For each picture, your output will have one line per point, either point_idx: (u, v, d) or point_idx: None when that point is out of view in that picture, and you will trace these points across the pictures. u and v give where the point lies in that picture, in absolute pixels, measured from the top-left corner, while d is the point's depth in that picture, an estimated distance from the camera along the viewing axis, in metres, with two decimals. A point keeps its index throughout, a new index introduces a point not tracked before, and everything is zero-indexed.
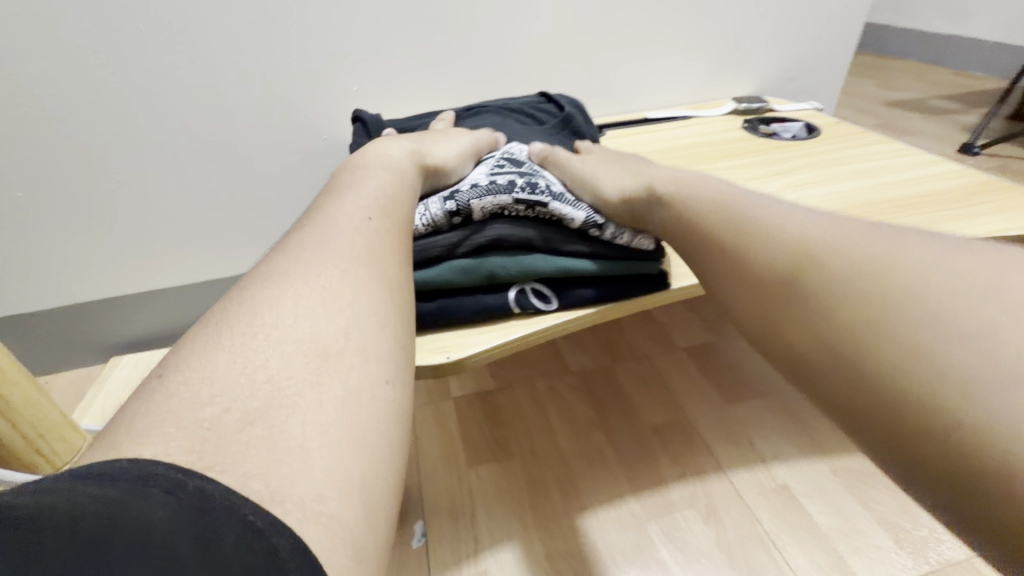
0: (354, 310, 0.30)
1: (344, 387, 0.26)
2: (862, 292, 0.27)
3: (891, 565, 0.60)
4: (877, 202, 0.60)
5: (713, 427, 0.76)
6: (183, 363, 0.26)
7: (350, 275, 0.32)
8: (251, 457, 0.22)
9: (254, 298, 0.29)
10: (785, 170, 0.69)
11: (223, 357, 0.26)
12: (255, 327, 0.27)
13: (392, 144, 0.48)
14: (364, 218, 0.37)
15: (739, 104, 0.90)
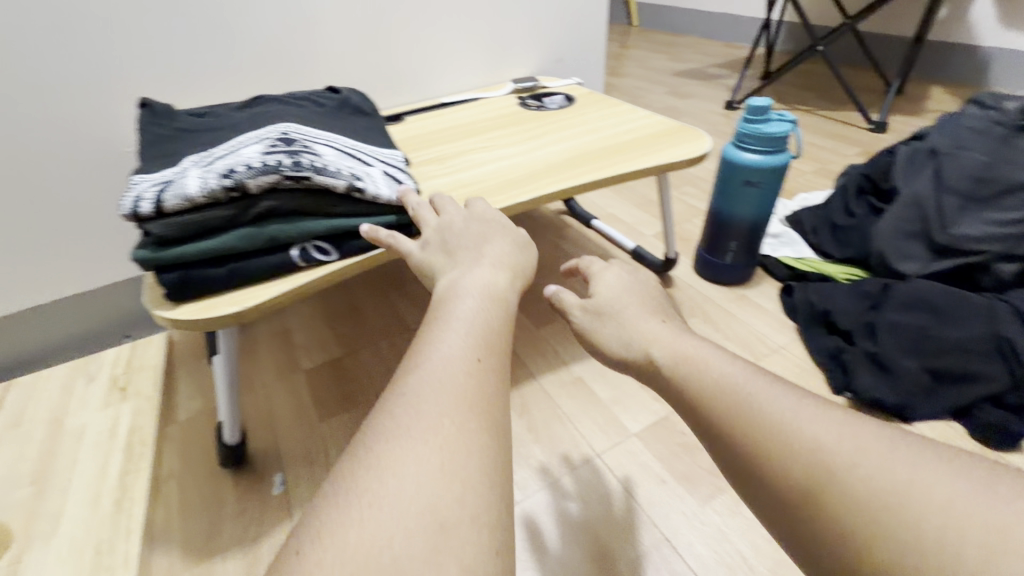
0: (469, 477, 0.31)
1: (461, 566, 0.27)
2: (863, 497, 0.31)
3: (648, 411, 0.81)
4: (589, 151, 0.81)
5: (525, 347, 0.95)
6: (318, 533, 0.28)
7: (461, 431, 0.33)
8: None
9: (375, 460, 0.31)
10: (534, 136, 0.89)
11: (354, 527, 0.28)
12: (377, 495, 0.29)
13: (476, 266, 0.47)
14: (472, 360, 0.37)
15: (516, 85, 1.08)
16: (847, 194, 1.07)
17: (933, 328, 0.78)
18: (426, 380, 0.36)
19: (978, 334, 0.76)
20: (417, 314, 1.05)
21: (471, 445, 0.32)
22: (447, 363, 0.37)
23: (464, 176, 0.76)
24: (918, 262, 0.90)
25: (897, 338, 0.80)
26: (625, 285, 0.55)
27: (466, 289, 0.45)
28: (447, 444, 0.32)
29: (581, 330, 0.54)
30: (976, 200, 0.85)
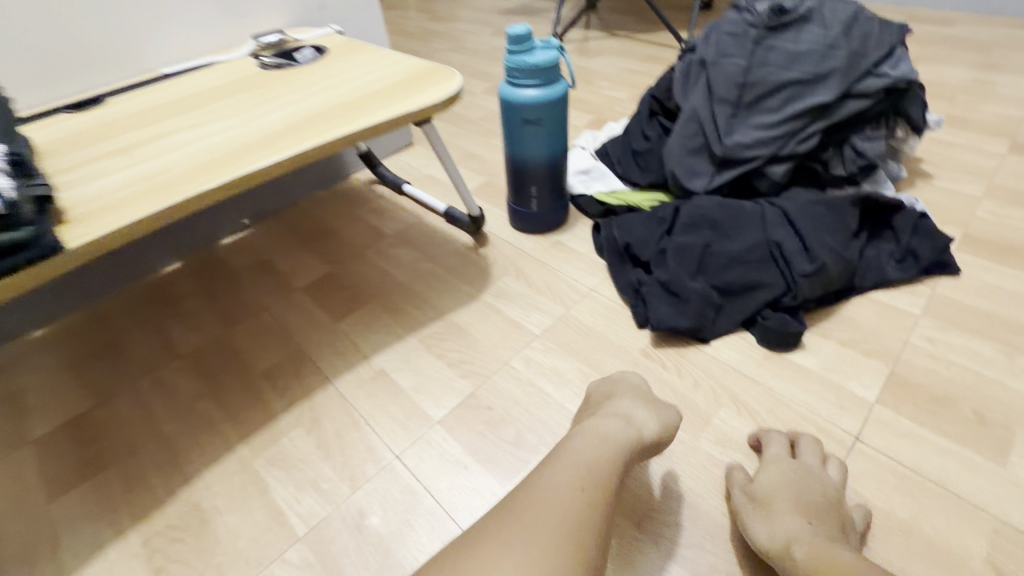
0: None
1: None
2: None
3: (454, 394, 0.74)
4: (324, 111, 0.70)
5: (322, 350, 0.83)
6: None
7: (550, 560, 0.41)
8: None
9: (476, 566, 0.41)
10: (265, 100, 0.75)
11: None
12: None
13: (658, 406, 0.61)
14: (578, 491, 0.47)
15: (257, 42, 0.90)
16: (643, 118, 1.04)
17: (716, 245, 0.79)
18: (529, 495, 0.47)
19: (753, 242, 0.78)
20: (194, 336, 0.88)
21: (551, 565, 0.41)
22: (554, 484, 0.47)
23: (150, 167, 0.60)
24: (704, 178, 0.89)
25: (687, 260, 0.79)
26: (789, 477, 0.56)
27: (608, 416, 0.57)
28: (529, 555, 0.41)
29: (738, 512, 0.56)
30: (743, 106, 0.86)
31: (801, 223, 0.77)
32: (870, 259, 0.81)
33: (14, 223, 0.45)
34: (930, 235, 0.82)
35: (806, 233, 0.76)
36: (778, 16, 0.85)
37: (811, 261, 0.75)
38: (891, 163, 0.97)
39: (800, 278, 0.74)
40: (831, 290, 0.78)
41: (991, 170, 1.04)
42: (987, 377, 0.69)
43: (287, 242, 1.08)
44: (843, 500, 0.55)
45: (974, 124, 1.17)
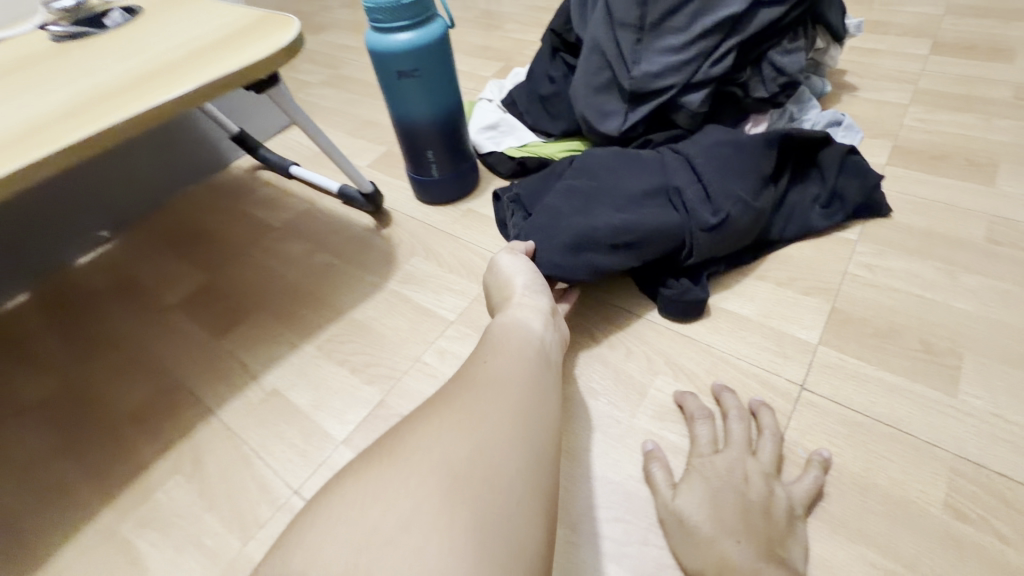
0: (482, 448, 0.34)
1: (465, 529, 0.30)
2: None
3: (359, 405, 0.64)
4: (120, 89, 0.55)
5: (201, 373, 0.69)
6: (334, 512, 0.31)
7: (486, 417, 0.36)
8: None
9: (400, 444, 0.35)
10: (47, 82, 0.58)
11: (371, 500, 0.31)
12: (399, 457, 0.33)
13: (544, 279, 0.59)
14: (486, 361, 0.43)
15: (50, 9, 0.71)
16: (546, 58, 0.93)
17: (612, 186, 0.66)
18: (462, 384, 0.40)
19: (651, 184, 0.66)
20: (39, 378, 0.72)
21: (517, 429, 0.36)
22: (494, 371, 0.41)
23: None
24: (617, 117, 0.79)
25: (578, 202, 0.65)
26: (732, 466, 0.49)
27: (525, 313, 0.52)
28: (480, 430, 0.35)
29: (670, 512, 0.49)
30: (647, 30, 0.75)
31: (706, 168, 0.66)
32: (792, 205, 0.71)
33: None
34: (860, 173, 0.71)
35: (708, 179, 0.65)
36: None
37: (713, 211, 0.64)
38: (813, 78, 0.90)
39: (699, 231, 0.63)
40: (738, 246, 0.67)
41: (914, 74, 0.98)
42: (929, 299, 0.64)
43: (156, 247, 0.90)
44: (773, 486, 0.48)
45: (894, 28, 1.11)
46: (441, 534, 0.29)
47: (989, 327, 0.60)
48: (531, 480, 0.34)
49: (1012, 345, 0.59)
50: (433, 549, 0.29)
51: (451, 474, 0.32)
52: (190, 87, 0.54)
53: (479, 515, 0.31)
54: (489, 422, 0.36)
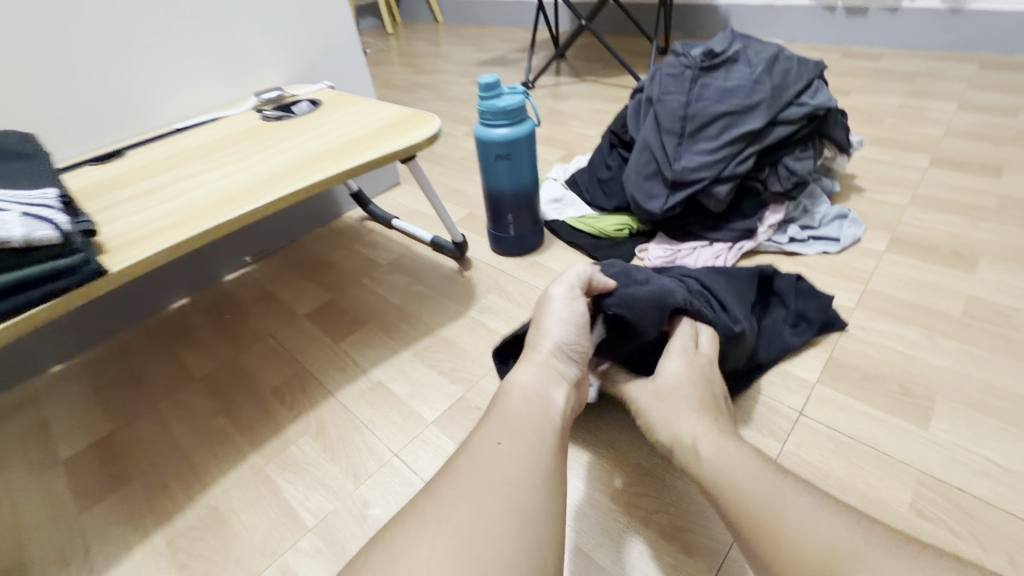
0: (482, 561, 0.39)
1: None
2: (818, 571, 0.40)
3: (446, 397, 0.82)
4: (320, 155, 0.81)
5: (325, 367, 0.90)
6: None
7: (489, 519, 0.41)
8: None
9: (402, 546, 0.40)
10: (267, 147, 0.85)
11: None
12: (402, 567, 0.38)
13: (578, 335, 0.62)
14: (496, 446, 0.48)
15: (258, 99, 1.02)
16: (604, 152, 1.17)
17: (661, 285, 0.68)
18: (459, 482, 0.44)
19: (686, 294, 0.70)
20: (206, 361, 0.95)
21: (518, 532, 0.41)
22: (495, 462, 0.46)
23: (172, 205, 0.69)
24: (660, 199, 1.00)
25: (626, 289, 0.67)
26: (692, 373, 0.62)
27: (541, 380, 0.57)
28: (476, 543, 0.40)
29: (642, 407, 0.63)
30: (686, 136, 0.99)
31: (714, 286, 0.75)
32: (768, 330, 0.80)
33: (71, 250, 0.53)
34: (812, 296, 0.84)
35: (719, 293, 0.73)
36: (710, 59, 1.01)
37: (732, 320, 0.71)
38: (823, 180, 1.11)
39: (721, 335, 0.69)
40: (738, 360, 0.74)
41: (915, 182, 1.17)
42: (912, 356, 0.78)
43: (290, 274, 1.15)
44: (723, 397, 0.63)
45: (900, 144, 1.32)
46: None
47: (960, 380, 0.74)
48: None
49: (979, 396, 0.72)
50: None
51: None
52: (369, 158, 0.79)
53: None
54: (491, 524, 0.41)
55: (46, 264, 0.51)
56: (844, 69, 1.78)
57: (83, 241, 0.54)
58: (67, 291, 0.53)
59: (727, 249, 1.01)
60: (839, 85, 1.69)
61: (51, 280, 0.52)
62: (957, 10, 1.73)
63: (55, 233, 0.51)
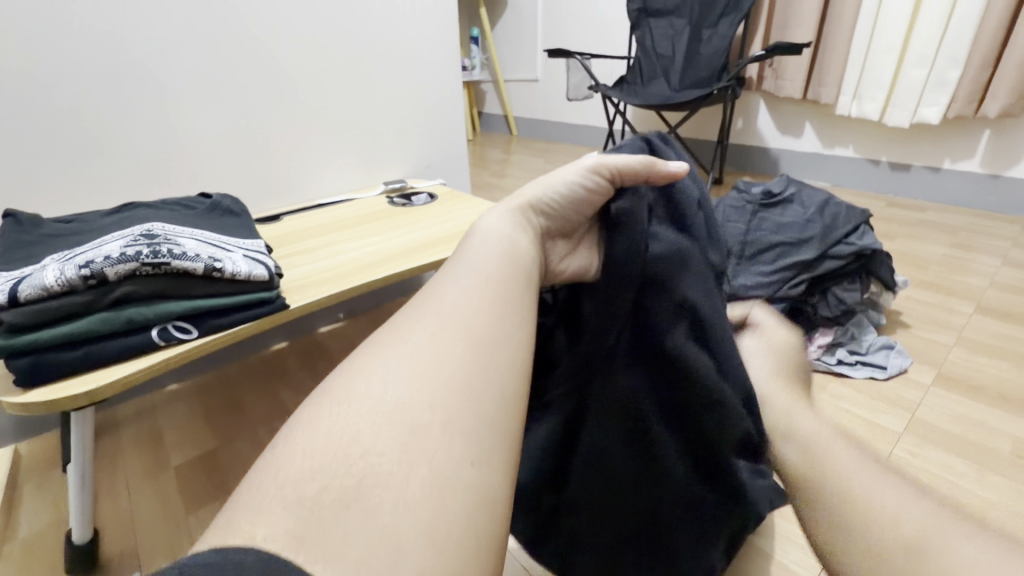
0: (448, 391, 0.32)
1: (434, 469, 0.28)
2: (843, 477, 0.41)
3: None
4: (440, 237, 0.98)
5: None
6: (285, 444, 0.29)
7: (457, 348, 0.34)
8: (351, 545, 0.24)
9: (354, 375, 0.33)
10: (398, 226, 1.04)
11: (324, 427, 0.29)
12: (351, 393, 0.31)
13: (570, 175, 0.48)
14: (475, 282, 0.39)
15: (386, 187, 1.25)
16: None
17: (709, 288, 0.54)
18: (418, 313, 0.37)
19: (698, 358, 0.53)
20: (299, 398, 1.07)
21: (473, 377, 0.33)
22: (457, 300, 0.38)
23: (329, 262, 0.87)
24: None
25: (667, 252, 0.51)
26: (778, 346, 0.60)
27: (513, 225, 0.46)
28: (444, 377, 0.32)
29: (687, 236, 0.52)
30: (744, 259, 1.12)
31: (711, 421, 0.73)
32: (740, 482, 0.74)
33: (270, 287, 0.69)
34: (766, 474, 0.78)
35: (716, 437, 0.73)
36: (769, 198, 1.18)
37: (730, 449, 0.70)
38: (871, 312, 1.21)
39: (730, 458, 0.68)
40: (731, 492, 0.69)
41: (960, 325, 1.25)
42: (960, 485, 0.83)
43: None
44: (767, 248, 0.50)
45: (944, 289, 1.42)
46: (400, 485, 0.27)
47: (1008, 513, 0.78)
48: (492, 414, 0.32)
49: None
50: (392, 492, 0.27)
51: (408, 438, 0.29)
52: None
53: (445, 470, 0.28)
54: (441, 364, 0.33)
55: (252, 294, 0.67)
56: (889, 216, 1.94)
57: (278, 281, 0.70)
58: (260, 318, 0.68)
59: None
60: (884, 229, 1.83)
61: (252, 306, 0.68)
62: (996, 176, 1.89)
63: (265, 273, 0.68)
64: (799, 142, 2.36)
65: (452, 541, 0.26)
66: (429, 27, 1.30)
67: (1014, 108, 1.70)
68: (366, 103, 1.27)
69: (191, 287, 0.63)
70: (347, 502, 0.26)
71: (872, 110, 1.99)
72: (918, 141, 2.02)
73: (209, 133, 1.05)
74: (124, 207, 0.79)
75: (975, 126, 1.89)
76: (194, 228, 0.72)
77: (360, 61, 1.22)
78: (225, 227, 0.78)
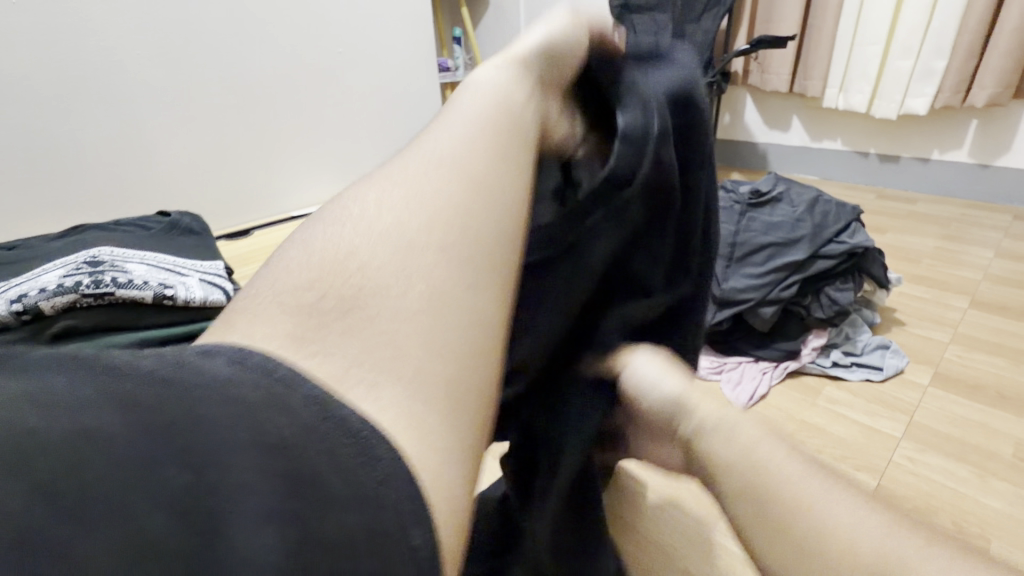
0: (440, 237, 0.35)
1: (419, 289, 0.33)
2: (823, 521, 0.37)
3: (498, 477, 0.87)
4: None
5: None
6: (282, 271, 0.34)
7: (447, 195, 0.37)
8: (342, 344, 0.29)
9: (346, 214, 0.37)
10: None
11: (323, 247, 0.34)
12: (344, 222, 0.36)
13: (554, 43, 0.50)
14: (467, 131, 0.42)
15: None
16: None
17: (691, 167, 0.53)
18: (415, 161, 0.40)
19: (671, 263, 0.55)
20: None
21: (463, 217, 0.36)
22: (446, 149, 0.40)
23: None
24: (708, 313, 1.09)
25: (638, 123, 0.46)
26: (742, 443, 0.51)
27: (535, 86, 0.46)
28: (440, 224, 0.35)
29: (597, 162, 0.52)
30: (735, 260, 1.09)
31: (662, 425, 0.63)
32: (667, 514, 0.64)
33: None
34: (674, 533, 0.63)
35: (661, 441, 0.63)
36: (757, 197, 1.15)
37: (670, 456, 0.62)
38: (864, 311, 1.18)
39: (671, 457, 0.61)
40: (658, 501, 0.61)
41: (955, 321, 1.22)
42: (962, 493, 0.80)
43: None
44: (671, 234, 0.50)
45: (938, 284, 1.39)
46: (397, 300, 0.32)
47: (1011, 523, 0.75)
48: (481, 259, 0.36)
49: None
50: (391, 309, 0.31)
51: (400, 285, 0.32)
52: None
53: (448, 312, 0.32)
54: (419, 211, 0.36)
55: (209, 322, 0.63)
56: (879, 209, 1.91)
57: None
58: None
59: (772, 367, 1.07)
60: (875, 222, 1.81)
61: None
62: (986, 166, 1.87)
63: (222, 298, 0.63)
64: (786, 135, 2.34)
65: (443, 366, 0.31)
66: (400, 30, 1.26)
67: (1001, 97, 1.68)
68: (339, 110, 1.22)
69: (139, 317, 0.58)
70: (344, 310, 0.31)
71: (859, 102, 1.97)
72: (906, 132, 2.00)
73: (172, 148, 1.01)
74: (77, 229, 0.75)
75: (962, 116, 1.86)
76: (144, 251, 0.68)
77: (332, 66, 1.18)
78: (182, 248, 0.73)
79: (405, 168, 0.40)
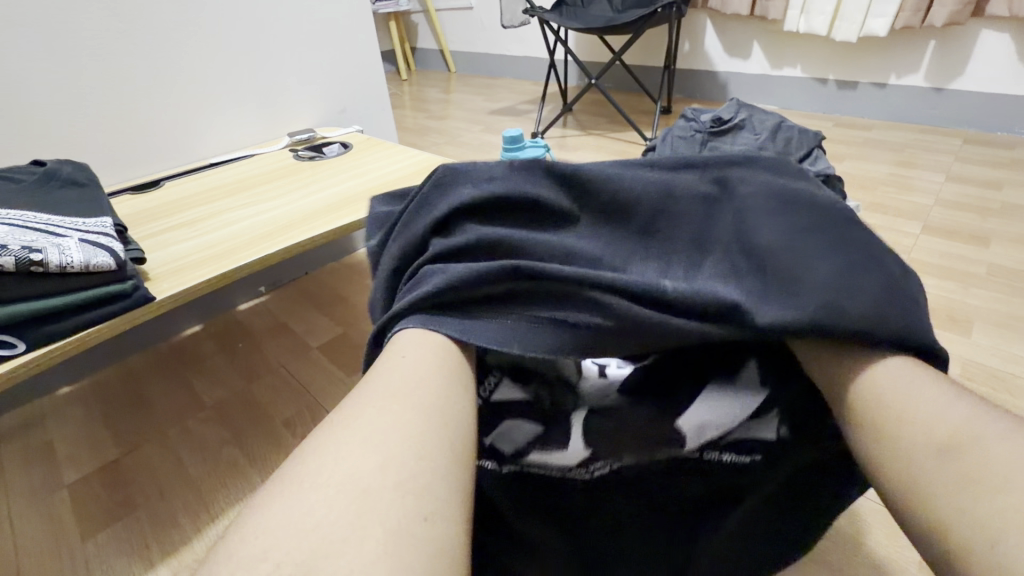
0: (414, 447, 0.31)
1: (387, 527, 0.27)
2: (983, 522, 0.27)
3: None
4: (356, 194, 0.83)
5: (335, 400, 0.90)
6: (246, 527, 0.27)
7: (425, 421, 0.33)
8: (299, 555, 0.26)
9: (309, 460, 0.31)
10: (307, 183, 0.88)
11: (276, 501, 0.28)
12: (303, 471, 0.30)
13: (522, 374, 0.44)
14: (400, 355, 0.37)
15: (292, 138, 1.08)
16: None
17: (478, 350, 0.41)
18: (372, 391, 0.35)
19: (503, 175, 0.48)
20: (217, 388, 0.95)
21: (419, 434, 0.32)
22: (411, 365, 0.37)
23: (215, 236, 0.72)
24: None
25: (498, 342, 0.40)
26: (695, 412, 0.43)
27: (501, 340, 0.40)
28: (384, 437, 0.31)
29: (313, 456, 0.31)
30: None
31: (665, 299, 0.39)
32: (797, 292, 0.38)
33: (121, 278, 0.55)
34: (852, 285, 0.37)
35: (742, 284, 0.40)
36: (720, 125, 1.11)
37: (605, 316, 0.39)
38: None
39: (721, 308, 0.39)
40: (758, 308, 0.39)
41: (909, 247, 1.23)
42: None
43: (302, 306, 1.16)
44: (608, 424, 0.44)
45: (893, 211, 1.39)
46: (358, 529, 0.27)
47: None
48: (441, 456, 0.32)
49: None
50: (351, 546, 0.26)
51: (357, 521, 0.27)
52: None
53: (405, 514, 0.28)
54: (380, 456, 0.30)
55: (99, 290, 0.54)
56: (837, 137, 1.89)
57: (132, 271, 0.56)
58: (115, 317, 0.55)
59: None
60: (833, 151, 1.78)
61: (101, 305, 0.54)
62: (940, 89, 1.86)
63: (109, 262, 0.54)
64: (747, 63, 2.26)
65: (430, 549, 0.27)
66: None
67: (960, 16, 1.64)
68: (253, 36, 1.06)
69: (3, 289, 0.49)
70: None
71: (820, 24, 1.89)
72: (865, 56, 1.96)
73: (51, 87, 0.86)
74: None
75: (921, 36, 1.82)
76: (10, 208, 0.57)
77: None
78: (67, 201, 0.62)
79: (352, 414, 0.33)
